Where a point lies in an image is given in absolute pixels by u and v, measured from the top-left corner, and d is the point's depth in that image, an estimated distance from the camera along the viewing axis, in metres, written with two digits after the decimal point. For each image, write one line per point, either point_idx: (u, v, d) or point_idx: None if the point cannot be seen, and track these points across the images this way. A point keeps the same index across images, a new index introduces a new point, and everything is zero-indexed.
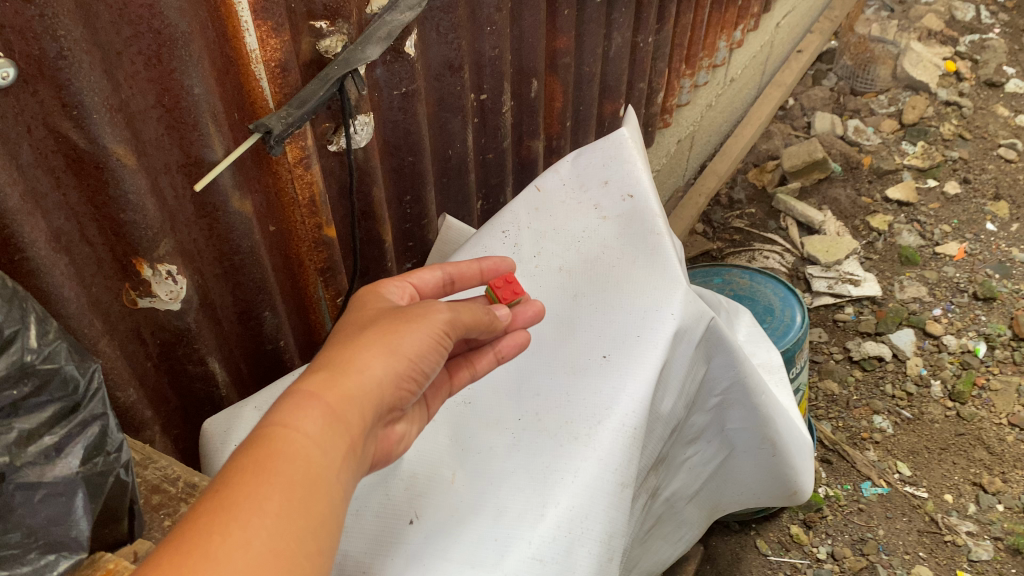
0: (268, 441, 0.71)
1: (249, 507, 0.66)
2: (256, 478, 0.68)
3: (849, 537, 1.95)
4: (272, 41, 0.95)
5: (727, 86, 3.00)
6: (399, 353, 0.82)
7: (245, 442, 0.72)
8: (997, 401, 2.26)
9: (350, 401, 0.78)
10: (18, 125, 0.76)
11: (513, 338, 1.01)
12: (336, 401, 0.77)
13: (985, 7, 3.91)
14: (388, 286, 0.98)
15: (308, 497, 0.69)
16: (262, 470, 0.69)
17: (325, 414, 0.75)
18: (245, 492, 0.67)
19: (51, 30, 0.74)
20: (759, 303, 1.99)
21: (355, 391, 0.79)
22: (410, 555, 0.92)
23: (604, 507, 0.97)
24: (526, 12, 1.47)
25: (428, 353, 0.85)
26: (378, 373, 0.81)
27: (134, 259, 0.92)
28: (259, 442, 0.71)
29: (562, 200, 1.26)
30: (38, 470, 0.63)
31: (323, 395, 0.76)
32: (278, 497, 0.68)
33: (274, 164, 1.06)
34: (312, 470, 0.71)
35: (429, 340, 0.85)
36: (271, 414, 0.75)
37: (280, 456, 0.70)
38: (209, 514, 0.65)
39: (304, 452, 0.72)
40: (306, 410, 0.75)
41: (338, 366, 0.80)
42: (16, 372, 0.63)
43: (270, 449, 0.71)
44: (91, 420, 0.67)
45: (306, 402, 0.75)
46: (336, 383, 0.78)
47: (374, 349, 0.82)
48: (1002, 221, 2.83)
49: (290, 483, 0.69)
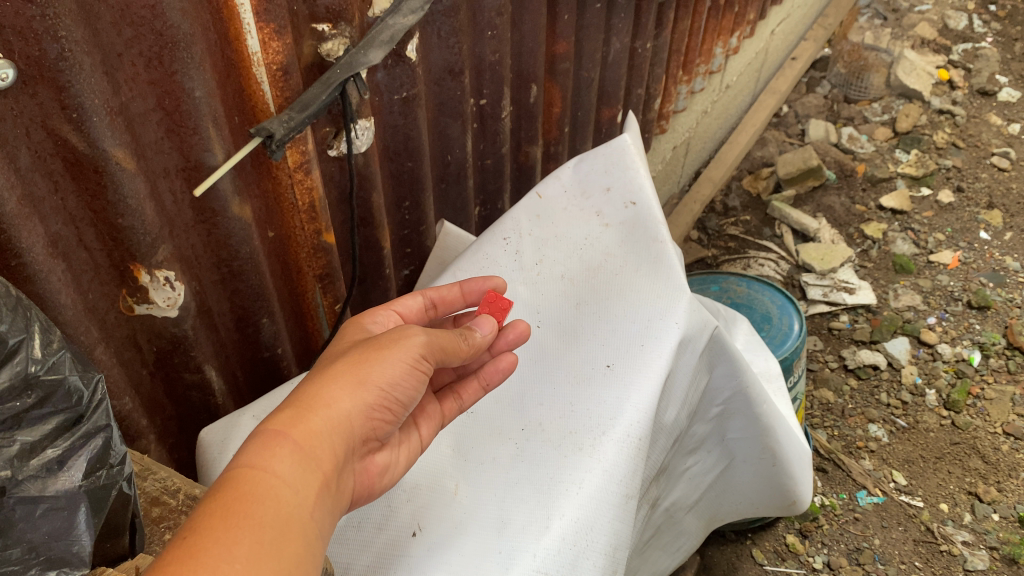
0: (236, 483, 0.70)
1: (220, 552, 0.63)
2: (224, 521, 0.66)
3: (845, 547, 1.94)
4: (274, 44, 0.94)
5: (723, 93, 3.00)
6: (367, 384, 0.80)
7: (213, 487, 0.70)
8: (992, 410, 2.26)
9: (317, 435, 0.76)
10: (17, 128, 0.74)
11: (499, 363, 0.99)
12: (304, 439, 0.75)
13: (977, 16, 3.94)
14: (375, 315, 0.99)
15: (279, 538, 0.68)
16: (231, 514, 0.67)
17: (294, 454, 0.74)
18: (214, 538, 0.64)
19: (52, 31, 0.72)
20: (756, 311, 1.98)
21: (322, 426, 0.77)
22: (413, 569, 0.90)
23: (609, 519, 0.96)
24: (526, 16, 1.45)
25: (401, 382, 0.82)
26: (345, 405, 0.79)
27: (132, 265, 0.90)
28: (227, 485, 0.70)
29: (563, 207, 1.24)
30: (39, 484, 0.59)
31: (290, 432, 0.75)
32: (248, 540, 0.65)
33: (274, 169, 1.04)
34: (282, 510, 0.70)
35: (402, 367, 0.82)
36: (239, 457, 0.73)
37: (250, 498, 0.69)
38: (176, 563, 0.61)
39: (272, 491, 0.70)
40: (273, 449, 0.73)
41: (305, 402, 0.78)
42: (20, 382, 0.59)
43: (238, 491, 0.69)
44: (95, 432, 0.64)
45: (272, 441, 0.74)
46: (304, 420, 0.77)
47: (342, 381, 0.80)
48: (996, 230, 2.84)
49: (260, 524, 0.67)
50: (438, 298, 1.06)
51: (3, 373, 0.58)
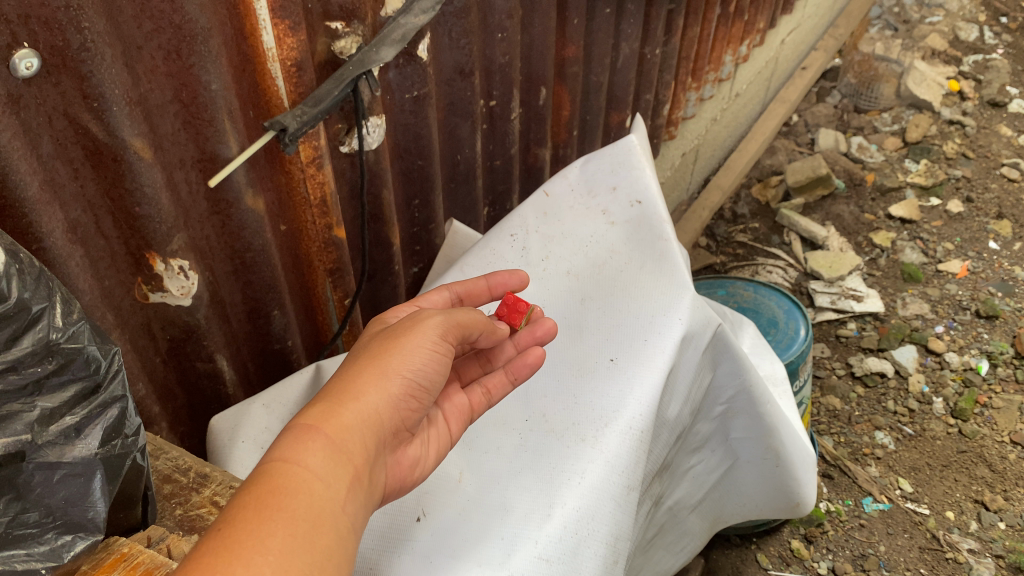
0: (269, 477, 0.70)
1: (254, 546, 0.63)
2: (257, 514, 0.66)
3: (850, 553, 1.94)
4: (289, 40, 0.97)
5: (732, 101, 3.02)
6: (392, 373, 0.82)
7: (246, 481, 0.70)
8: (999, 419, 2.26)
9: (348, 428, 0.77)
10: (40, 115, 0.77)
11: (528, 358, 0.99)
12: (335, 432, 0.76)
13: (988, 28, 3.95)
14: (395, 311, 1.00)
15: (312, 530, 0.67)
16: (263, 507, 0.67)
17: (325, 447, 0.74)
18: (246, 530, 0.64)
19: (75, 22, 0.74)
20: (763, 316, 1.99)
21: (353, 418, 0.77)
22: (419, 551, 0.92)
23: (610, 509, 0.98)
24: (537, 19, 1.48)
25: (424, 369, 0.84)
26: (373, 397, 0.79)
27: (147, 253, 0.92)
28: (260, 479, 0.70)
29: (570, 205, 1.25)
30: (57, 450, 0.61)
31: (320, 426, 0.75)
32: (281, 533, 0.65)
33: (287, 163, 1.07)
34: (314, 502, 0.69)
35: (425, 354, 0.85)
36: (271, 453, 0.73)
37: (283, 491, 0.69)
38: (209, 554, 0.61)
39: (306, 484, 0.70)
40: (305, 443, 0.74)
41: (333, 398, 0.79)
42: (41, 349, 0.61)
43: (271, 484, 0.69)
44: (111, 401, 0.65)
45: (305, 436, 0.74)
46: (335, 414, 0.77)
47: (367, 375, 0.81)
48: (1005, 240, 2.84)
49: (293, 517, 0.67)
50: (464, 291, 1.06)
51: (26, 340, 0.60)
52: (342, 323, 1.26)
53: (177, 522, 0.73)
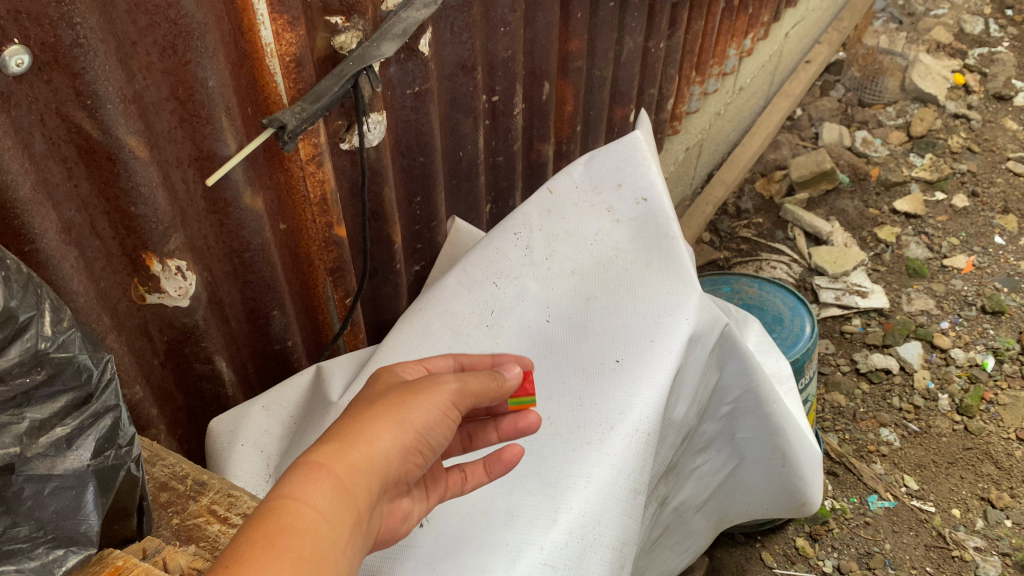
0: (275, 514, 0.62)
1: None
2: (261, 553, 0.58)
3: (855, 551, 1.92)
4: (288, 35, 0.95)
5: (736, 95, 2.99)
6: (408, 422, 0.75)
7: (248, 519, 0.62)
8: (1005, 416, 2.24)
9: (359, 471, 0.69)
10: (31, 113, 0.75)
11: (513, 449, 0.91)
12: (346, 473, 0.68)
13: (993, 20, 3.92)
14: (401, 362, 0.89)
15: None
16: (268, 545, 0.59)
17: (334, 486, 0.66)
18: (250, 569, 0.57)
19: (67, 17, 0.73)
20: (768, 313, 1.97)
21: (363, 461, 0.70)
22: (420, 558, 0.90)
23: (617, 513, 0.96)
24: (540, 13, 1.46)
25: (436, 426, 0.77)
26: (386, 444, 0.72)
27: (144, 254, 0.91)
28: (264, 516, 0.62)
29: (575, 202, 1.21)
30: (48, 462, 0.59)
31: (329, 464, 0.68)
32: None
33: (286, 161, 1.05)
34: (320, 547, 0.62)
35: (436, 413, 0.77)
36: (274, 490, 0.65)
37: (288, 531, 0.61)
38: None
39: (311, 525, 0.63)
40: (313, 480, 0.66)
41: (343, 439, 0.72)
42: (30, 359, 0.59)
43: (275, 523, 0.61)
44: (103, 412, 0.63)
45: (312, 474, 0.66)
46: (345, 455, 0.70)
47: (382, 420, 0.74)
48: (1011, 235, 2.82)
49: (297, 559, 0.59)
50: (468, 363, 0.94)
51: (13, 350, 0.58)
52: (342, 323, 1.24)
53: (174, 532, 0.70)
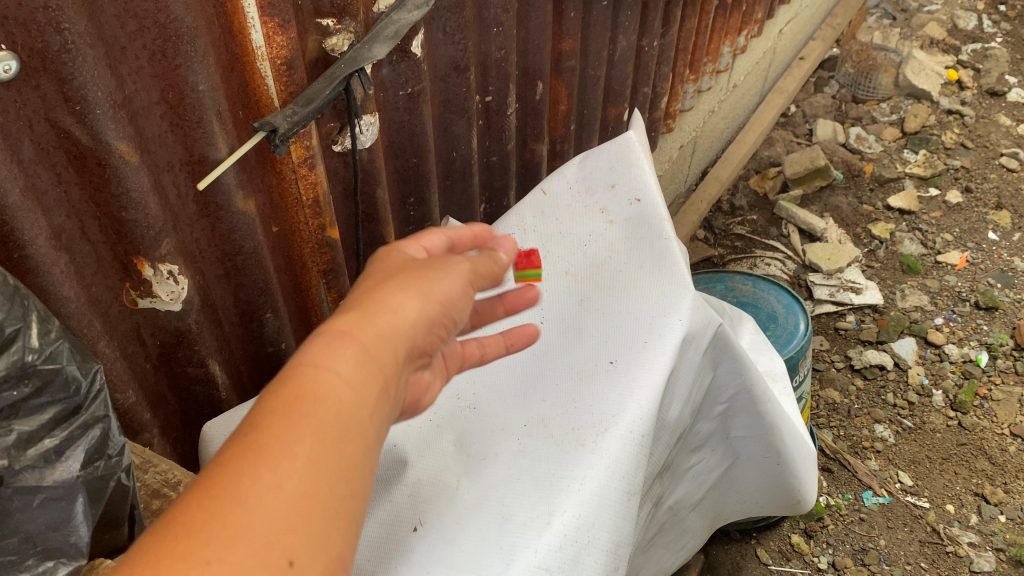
0: (297, 380, 0.61)
1: (280, 449, 0.57)
2: (284, 418, 0.59)
3: (850, 547, 1.93)
4: (278, 38, 0.94)
5: (730, 92, 3.00)
6: (433, 296, 0.72)
7: (270, 387, 0.62)
8: (999, 411, 2.25)
9: (385, 336, 0.67)
10: (19, 119, 0.74)
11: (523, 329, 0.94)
12: (370, 341, 0.66)
13: (987, 16, 3.92)
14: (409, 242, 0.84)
15: (340, 439, 0.60)
16: (292, 412, 0.59)
17: (359, 352, 0.64)
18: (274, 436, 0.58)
19: (54, 23, 0.72)
20: (762, 310, 1.97)
21: (388, 327, 0.67)
22: (414, 563, 0.90)
23: (611, 515, 0.96)
24: (533, 13, 1.45)
25: (458, 300, 0.75)
26: (412, 311, 0.69)
27: (135, 259, 0.90)
28: (286, 381, 0.62)
29: (567, 203, 1.23)
30: (36, 474, 0.59)
31: (353, 331, 0.66)
32: (309, 439, 0.58)
33: (278, 164, 1.05)
34: (344, 413, 0.61)
35: (454, 283, 0.75)
36: (297, 354, 0.64)
37: (310, 397, 0.60)
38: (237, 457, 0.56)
39: (338, 393, 0.61)
40: (336, 346, 0.64)
41: (365, 303, 0.69)
42: (17, 372, 0.59)
43: (298, 389, 0.61)
44: (92, 422, 0.63)
45: (335, 340, 0.65)
46: (370, 319, 0.67)
47: (405, 288, 0.71)
48: (1004, 231, 2.82)
49: (322, 424, 0.60)
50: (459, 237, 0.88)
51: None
52: None
53: None
